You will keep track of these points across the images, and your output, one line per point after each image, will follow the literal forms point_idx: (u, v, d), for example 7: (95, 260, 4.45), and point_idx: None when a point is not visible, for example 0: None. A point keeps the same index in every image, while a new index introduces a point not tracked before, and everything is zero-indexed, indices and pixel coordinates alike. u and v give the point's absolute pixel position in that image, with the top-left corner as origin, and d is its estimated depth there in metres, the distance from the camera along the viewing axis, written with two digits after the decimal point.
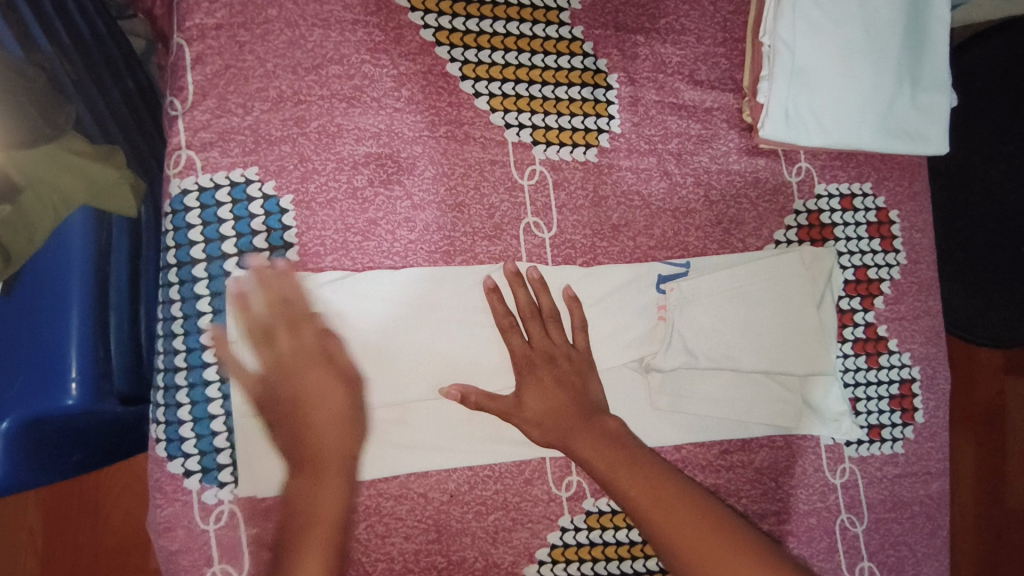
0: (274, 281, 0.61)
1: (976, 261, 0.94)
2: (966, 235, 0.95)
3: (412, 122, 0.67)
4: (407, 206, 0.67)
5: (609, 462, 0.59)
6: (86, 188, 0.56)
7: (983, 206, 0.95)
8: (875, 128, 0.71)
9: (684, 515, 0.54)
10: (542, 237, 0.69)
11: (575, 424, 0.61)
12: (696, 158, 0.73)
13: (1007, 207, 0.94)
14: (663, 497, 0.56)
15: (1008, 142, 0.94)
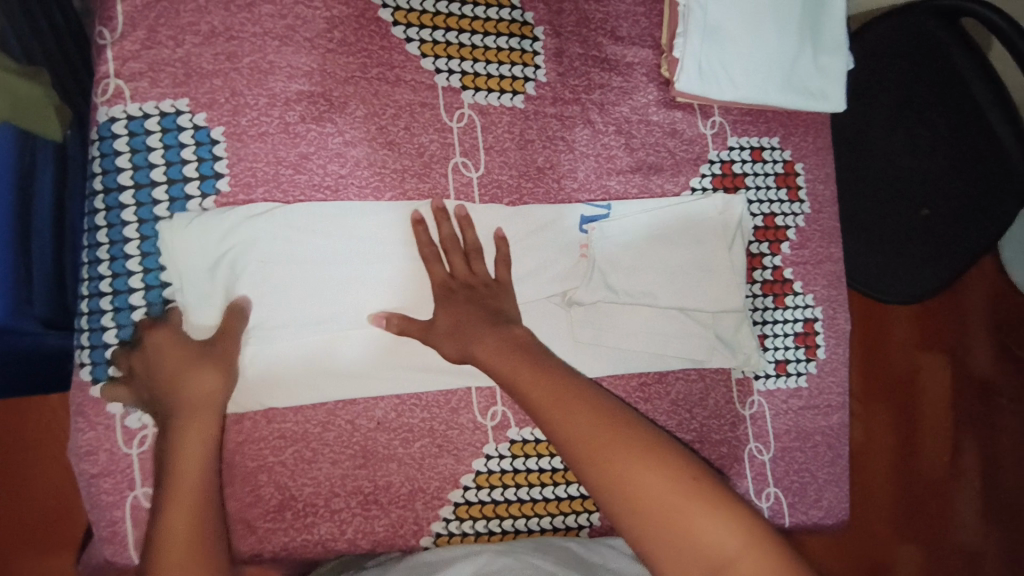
0: (204, 222, 0.63)
1: (874, 222, 1.05)
2: (867, 200, 1.06)
3: (344, 63, 0.69)
4: (339, 142, 0.69)
5: (510, 365, 0.61)
6: (13, 103, 0.55)
7: (884, 172, 1.04)
8: (779, 86, 0.78)
9: (580, 412, 0.56)
10: (470, 176, 0.72)
11: (479, 334, 0.64)
12: (617, 108, 0.77)
13: (907, 172, 1.01)
14: (561, 396, 0.57)
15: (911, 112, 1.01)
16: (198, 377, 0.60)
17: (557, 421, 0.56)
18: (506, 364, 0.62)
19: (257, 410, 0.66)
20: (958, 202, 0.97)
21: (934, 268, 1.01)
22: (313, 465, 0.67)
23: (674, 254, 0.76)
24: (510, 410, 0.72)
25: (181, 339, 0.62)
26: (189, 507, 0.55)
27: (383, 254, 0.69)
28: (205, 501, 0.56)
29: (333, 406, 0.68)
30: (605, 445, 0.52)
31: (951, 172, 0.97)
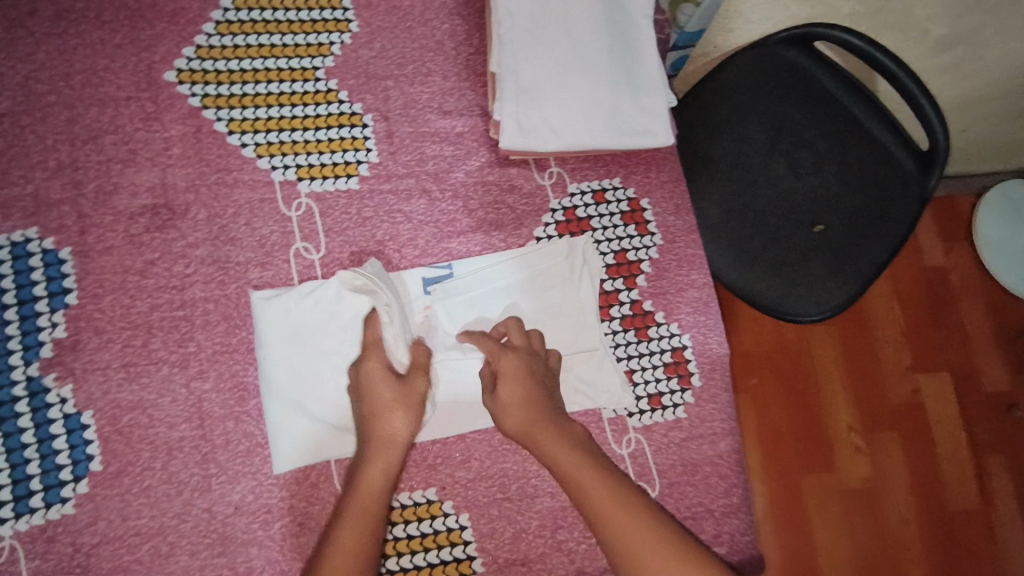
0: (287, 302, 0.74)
1: (772, 248, 1.04)
2: (760, 223, 1.05)
3: (183, 174, 0.76)
4: (183, 245, 0.74)
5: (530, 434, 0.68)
6: None
7: (769, 195, 1.05)
8: (604, 130, 0.81)
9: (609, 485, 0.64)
10: (311, 258, 0.77)
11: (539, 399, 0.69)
12: (452, 175, 0.82)
13: (791, 194, 1.04)
14: (584, 469, 0.65)
15: (783, 139, 1.05)
16: (399, 421, 0.68)
17: (584, 486, 0.64)
18: (529, 425, 0.68)
19: (111, 509, 0.67)
20: (860, 210, 1.02)
21: (840, 279, 1.01)
22: (170, 559, 0.67)
23: (522, 301, 0.78)
24: None
25: (390, 378, 0.70)
26: (350, 568, 0.60)
27: (313, 332, 0.74)
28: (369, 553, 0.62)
29: (189, 496, 0.69)
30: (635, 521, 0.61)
31: (841, 185, 1.04)
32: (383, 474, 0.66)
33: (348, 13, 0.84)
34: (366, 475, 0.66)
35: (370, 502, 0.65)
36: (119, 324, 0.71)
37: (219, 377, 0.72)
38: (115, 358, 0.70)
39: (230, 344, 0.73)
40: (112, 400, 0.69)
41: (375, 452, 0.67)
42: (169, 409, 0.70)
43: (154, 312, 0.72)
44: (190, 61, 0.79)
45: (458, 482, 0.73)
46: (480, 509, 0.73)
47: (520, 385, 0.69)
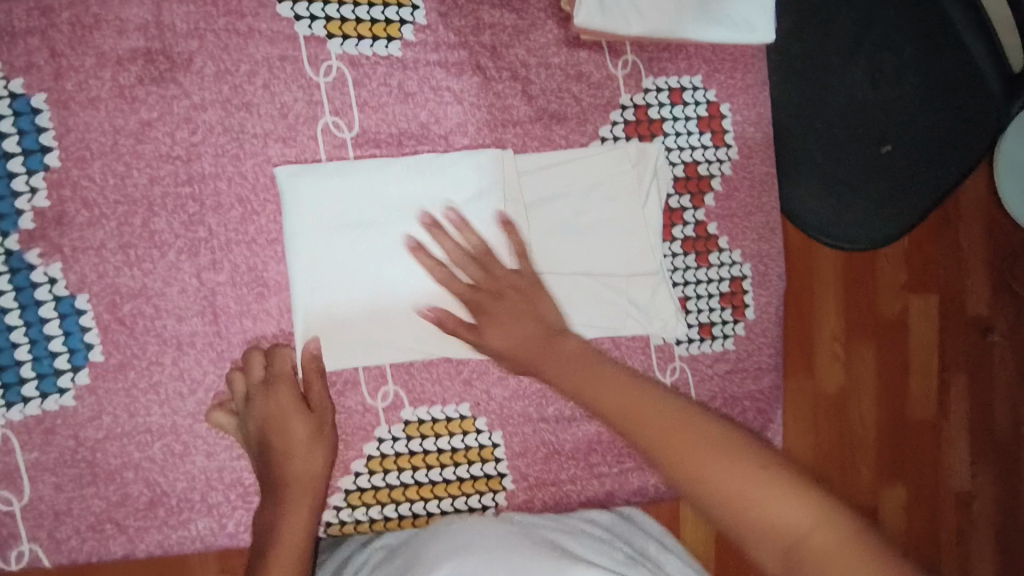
0: (327, 184, 0.63)
1: (835, 166, 0.85)
2: (825, 134, 0.85)
3: (184, 12, 0.61)
4: (186, 106, 0.61)
5: (531, 344, 0.58)
6: None
7: (839, 104, 0.83)
8: (695, 16, 0.68)
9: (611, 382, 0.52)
10: (343, 137, 0.65)
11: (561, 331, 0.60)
12: (512, 50, 0.68)
13: (860, 103, 0.83)
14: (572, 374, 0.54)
15: (873, 36, 0.81)
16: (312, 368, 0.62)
17: (605, 398, 0.50)
18: (574, 365, 0.55)
19: (117, 404, 0.61)
20: (938, 131, 0.81)
21: (896, 206, 0.85)
22: (185, 459, 0.62)
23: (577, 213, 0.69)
24: (402, 389, 0.68)
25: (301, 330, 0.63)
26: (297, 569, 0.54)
27: (351, 218, 0.64)
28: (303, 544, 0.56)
29: (203, 396, 0.62)
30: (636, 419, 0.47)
31: (922, 104, 0.81)
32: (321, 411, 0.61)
33: None
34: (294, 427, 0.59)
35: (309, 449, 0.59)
36: (114, 198, 0.60)
37: (234, 270, 0.63)
38: (112, 238, 0.60)
39: (245, 233, 0.63)
40: (111, 286, 0.60)
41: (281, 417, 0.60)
42: (178, 300, 0.62)
43: (155, 186, 0.61)
44: None
45: (493, 399, 0.69)
46: (514, 428, 0.70)
47: (518, 322, 0.60)
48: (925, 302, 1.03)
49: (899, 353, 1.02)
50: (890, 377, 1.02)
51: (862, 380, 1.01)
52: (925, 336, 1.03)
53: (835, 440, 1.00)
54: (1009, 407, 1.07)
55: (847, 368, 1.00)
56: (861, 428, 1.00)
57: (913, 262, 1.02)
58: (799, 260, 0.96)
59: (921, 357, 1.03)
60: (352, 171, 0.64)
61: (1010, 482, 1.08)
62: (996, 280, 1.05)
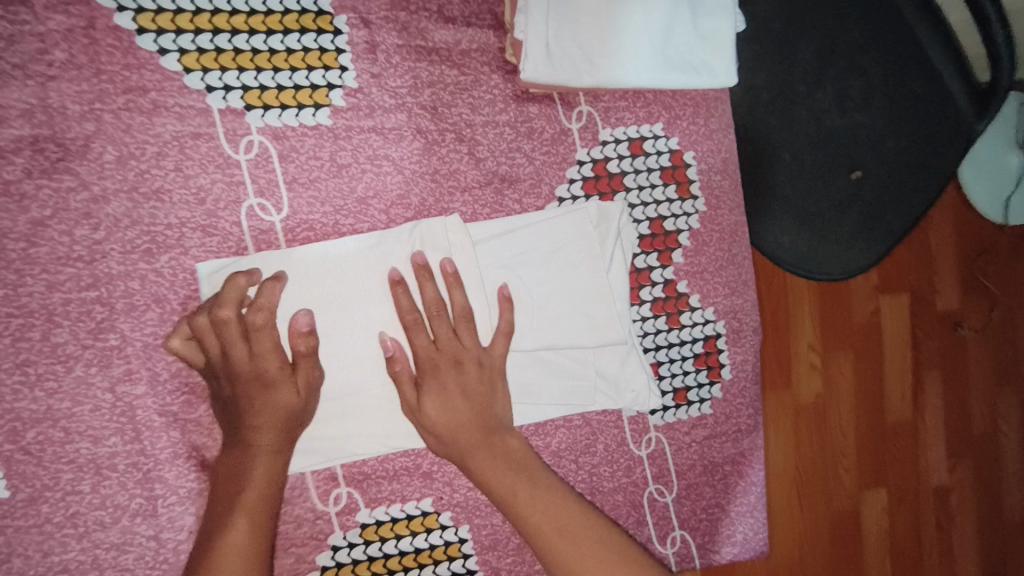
0: None
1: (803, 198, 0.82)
2: (795, 167, 0.82)
3: (75, 92, 0.53)
4: (85, 198, 0.54)
5: (507, 483, 0.55)
6: None
7: (807, 132, 0.80)
8: (653, 59, 0.63)
9: (598, 548, 0.50)
10: (271, 220, 0.58)
11: (472, 439, 0.56)
12: (455, 110, 0.62)
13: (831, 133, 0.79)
14: (575, 527, 0.52)
15: (835, 65, 0.77)
16: (279, 391, 0.52)
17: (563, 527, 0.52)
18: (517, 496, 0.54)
19: (28, 543, 0.53)
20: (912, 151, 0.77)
21: (872, 236, 0.81)
22: None
23: (537, 279, 0.63)
24: (357, 489, 0.61)
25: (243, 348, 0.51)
26: (251, 524, 0.50)
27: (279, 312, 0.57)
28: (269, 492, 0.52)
29: (129, 522, 0.55)
30: None
31: (891, 126, 0.76)
32: (276, 458, 0.53)
33: None
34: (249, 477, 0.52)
35: (260, 482, 0.52)
36: (6, 311, 0.52)
37: (154, 379, 0.55)
38: (7, 356, 0.52)
39: (165, 336, 0.56)
40: (11, 412, 0.53)
41: (243, 446, 0.52)
42: (92, 419, 0.54)
43: (54, 293, 0.53)
44: None
45: (457, 490, 0.64)
46: (482, 519, 0.64)
47: (471, 403, 0.56)
48: (898, 310, 1.02)
49: (877, 361, 1.00)
50: (869, 390, 1.00)
51: (839, 395, 0.98)
52: (900, 340, 1.01)
53: (815, 451, 0.96)
54: (986, 407, 1.07)
55: (823, 382, 0.97)
56: (843, 441, 0.98)
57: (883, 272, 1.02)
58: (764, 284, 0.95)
59: (894, 364, 1.01)
60: (276, 260, 0.57)
61: (984, 477, 1.07)
62: (968, 280, 1.05)
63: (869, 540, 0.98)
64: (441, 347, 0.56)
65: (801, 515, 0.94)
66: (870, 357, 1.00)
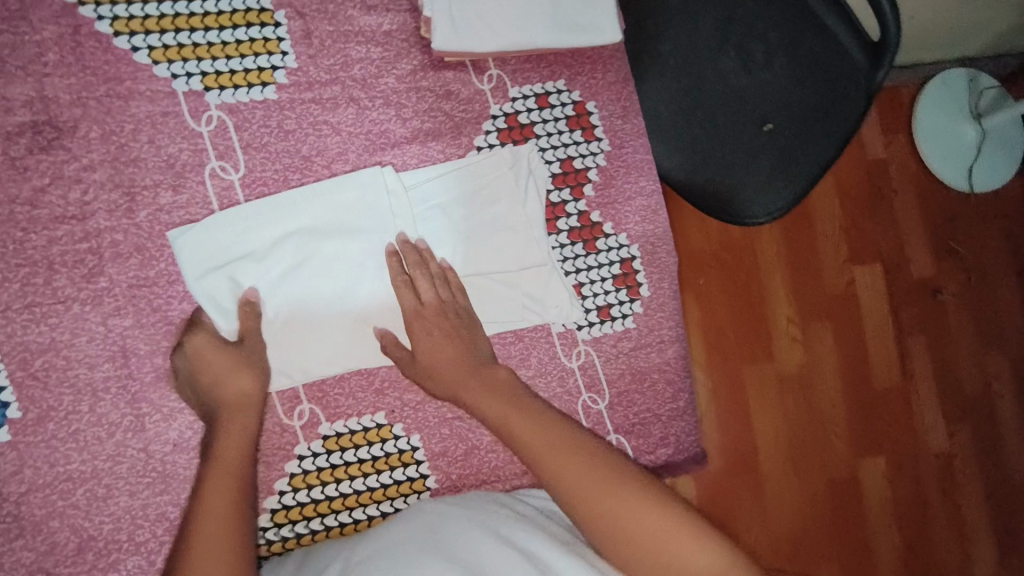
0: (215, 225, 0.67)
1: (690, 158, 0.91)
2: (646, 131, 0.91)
3: (65, 84, 0.66)
4: (76, 169, 0.66)
5: (496, 406, 0.62)
6: None
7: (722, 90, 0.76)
8: (544, 24, 0.75)
9: (577, 449, 0.56)
10: (231, 178, 0.70)
11: (465, 377, 0.65)
12: (382, 80, 0.74)
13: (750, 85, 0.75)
14: (557, 438, 0.57)
15: None
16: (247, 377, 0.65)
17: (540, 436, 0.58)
18: (505, 414, 0.61)
19: (37, 456, 0.64)
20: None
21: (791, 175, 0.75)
22: (110, 501, 0.65)
23: (463, 215, 0.73)
24: (318, 406, 0.71)
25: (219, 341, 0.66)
26: (231, 473, 0.59)
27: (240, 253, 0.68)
28: (239, 455, 0.60)
29: (122, 437, 0.66)
30: (595, 475, 0.54)
31: (795, 83, 0.73)
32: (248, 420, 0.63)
33: None
34: (227, 433, 0.61)
35: (240, 439, 0.61)
36: (15, 262, 0.64)
37: (138, 313, 0.66)
38: (16, 299, 0.64)
39: (146, 277, 0.67)
40: (21, 344, 0.64)
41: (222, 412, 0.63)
42: (88, 349, 0.65)
43: (53, 246, 0.65)
44: None
45: (407, 404, 0.73)
46: (431, 429, 0.73)
47: (450, 343, 0.67)
48: (869, 277, 1.12)
49: (856, 327, 1.11)
50: (850, 357, 1.11)
51: (819, 362, 1.09)
52: (874, 300, 1.12)
53: (804, 424, 1.09)
54: (970, 359, 1.16)
55: (806, 350, 1.09)
56: (829, 408, 1.10)
57: (852, 233, 1.12)
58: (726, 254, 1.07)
59: (871, 327, 1.12)
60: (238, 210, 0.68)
61: (983, 435, 1.16)
62: (936, 244, 1.16)
63: (869, 498, 1.10)
64: (426, 304, 0.68)
65: (796, 484, 1.08)
66: (846, 318, 1.11)
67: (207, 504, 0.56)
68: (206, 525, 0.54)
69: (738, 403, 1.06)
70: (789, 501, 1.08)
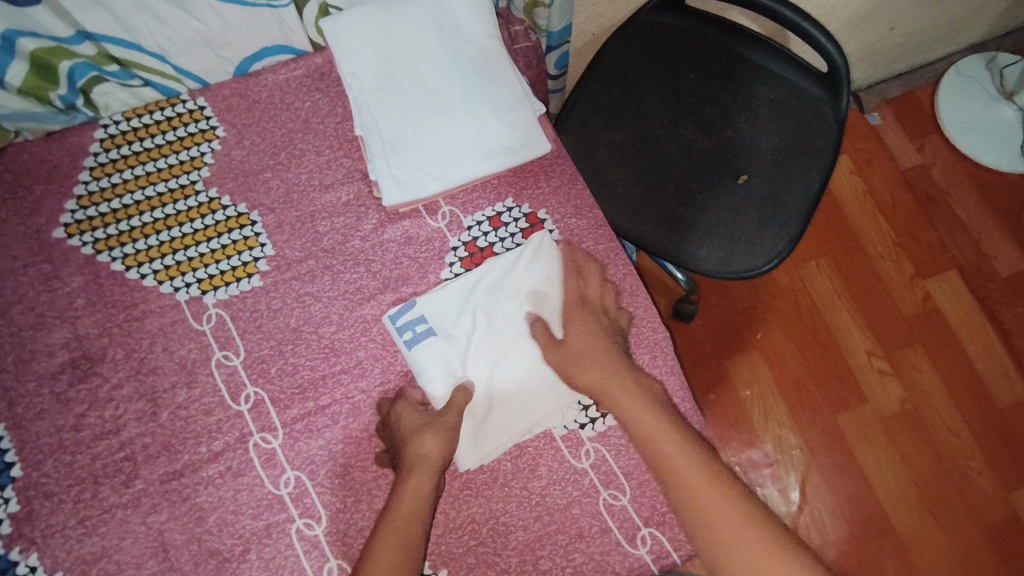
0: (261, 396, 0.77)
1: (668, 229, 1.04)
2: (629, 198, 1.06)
3: (93, 321, 0.79)
4: (108, 389, 0.76)
5: (651, 423, 0.72)
6: None
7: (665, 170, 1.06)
8: (478, 157, 0.83)
9: (704, 473, 0.69)
10: (233, 363, 0.78)
11: (626, 389, 0.74)
12: (349, 243, 0.83)
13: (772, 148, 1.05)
14: (702, 466, 0.70)
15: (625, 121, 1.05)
16: (430, 443, 0.72)
17: (679, 452, 0.70)
18: (654, 433, 0.71)
19: None
20: (780, 146, 1.05)
21: (778, 223, 1.02)
22: None
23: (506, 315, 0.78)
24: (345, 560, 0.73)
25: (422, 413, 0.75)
26: (401, 553, 0.67)
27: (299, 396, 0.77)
28: (418, 530, 0.69)
29: None
30: (725, 500, 0.68)
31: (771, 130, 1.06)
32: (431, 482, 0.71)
33: (211, 121, 0.87)
34: (403, 495, 0.70)
35: (413, 507, 0.69)
36: (66, 483, 0.73)
37: (172, 505, 0.73)
38: (70, 516, 0.72)
39: (174, 470, 0.74)
40: (77, 557, 0.71)
41: (410, 470, 0.71)
42: (133, 549, 0.72)
43: (96, 461, 0.74)
44: (75, 214, 0.82)
45: (428, 540, 0.73)
46: (458, 561, 0.73)
47: (613, 371, 0.75)
48: (941, 289, 1.47)
49: (956, 348, 1.43)
50: (958, 369, 1.42)
51: (920, 386, 1.41)
52: (952, 312, 1.46)
53: (924, 456, 1.37)
54: None
55: (896, 383, 1.41)
56: (948, 430, 1.38)
57: (917, 267, 1.49)
58: (787, 306, 1.47)
59: (967, 334, 1.44)
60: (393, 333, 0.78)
61: None
62: (1014, 234, 1.51)
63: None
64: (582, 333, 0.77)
65: (937, 530, 1.33)
66: (934, 342, 1.44)
67: (392, 533, 0.68)
68: (388, 562, 0.66)
69: (839, 446, 1.38)
70: (928, 539, 1.32)
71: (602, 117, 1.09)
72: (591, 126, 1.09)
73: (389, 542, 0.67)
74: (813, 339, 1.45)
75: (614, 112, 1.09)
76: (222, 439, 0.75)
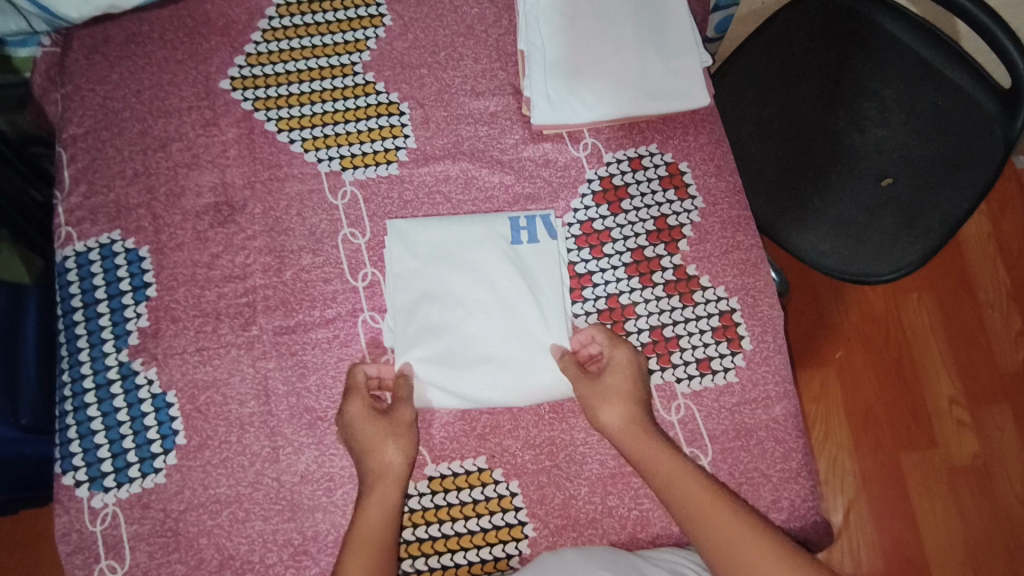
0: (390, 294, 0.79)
1: (795, 211, 1.02)
2: (760, 174, 1.04)
3: (241, 172, 0.83)
4: (243, 237, 0.81)
5: (673, 485, 0.67)
6: None
7: (801, 156, 1.03)
8: (634, 95, 0.82)
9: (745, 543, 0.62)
10: (358, 242, 0.81)
11: (648, 450, 0.69)
12: (488, 153, 0.84)
13: (927, 158, 0.98)
14: (737, 535, 0.63)
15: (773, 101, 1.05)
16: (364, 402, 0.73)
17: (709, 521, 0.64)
18: (681, 496, 0.66)
19: (195, 479, 0.74)
20: (936, 158, 0.98)
21: (911, 235, 0.97)
22: (246, 524, 0.73)
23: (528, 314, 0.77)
24: (425, 447, 0.76)
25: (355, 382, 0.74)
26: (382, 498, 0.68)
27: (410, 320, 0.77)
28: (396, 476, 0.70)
29: (260, 466, 0.75)
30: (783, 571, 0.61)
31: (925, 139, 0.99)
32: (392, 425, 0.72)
33: (381, 8, 0.89)
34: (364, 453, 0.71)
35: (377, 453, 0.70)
36: (193, 313, 0.79)
37: (280, 356, 0.78)
38: (191, 343, 0.78)
39: (288, 325, 0.78)
40: (191, 380, 0.77)
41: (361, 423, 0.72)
42: (240, 387, 0.77)
43: (221, 300, 0.79)
44: (242, 69, 0.86)
45: (507, 450, 0.75)
46: (530, 477, 0.75)
47: (640, 432, 0.70)
48: None
49: None
50: None
51: (998, 448, 1.33)
52: None
53: (984, 519, 1.29)
54: None
55: (975, 438, 1.33)
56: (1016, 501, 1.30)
57: None
58: (883, 330, 1.41)
59: None
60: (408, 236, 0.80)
61: None
62: None
63: None
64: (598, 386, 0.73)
65: None
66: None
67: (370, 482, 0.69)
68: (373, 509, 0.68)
69: (896, 483, 1.31)
70: None
71: (754, 88, 1.06)
72: (739, 98, 1.06)
73: (371, 534, 0.66)
74: (899, 372, 1.38)
75: (770, 85, 1.05)
76: (336, 308, 0.79)
